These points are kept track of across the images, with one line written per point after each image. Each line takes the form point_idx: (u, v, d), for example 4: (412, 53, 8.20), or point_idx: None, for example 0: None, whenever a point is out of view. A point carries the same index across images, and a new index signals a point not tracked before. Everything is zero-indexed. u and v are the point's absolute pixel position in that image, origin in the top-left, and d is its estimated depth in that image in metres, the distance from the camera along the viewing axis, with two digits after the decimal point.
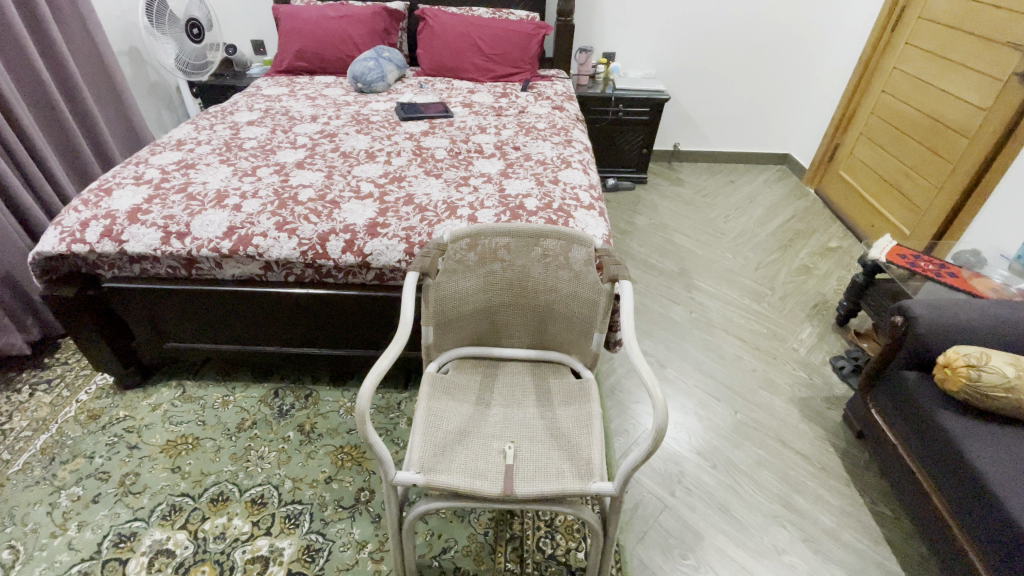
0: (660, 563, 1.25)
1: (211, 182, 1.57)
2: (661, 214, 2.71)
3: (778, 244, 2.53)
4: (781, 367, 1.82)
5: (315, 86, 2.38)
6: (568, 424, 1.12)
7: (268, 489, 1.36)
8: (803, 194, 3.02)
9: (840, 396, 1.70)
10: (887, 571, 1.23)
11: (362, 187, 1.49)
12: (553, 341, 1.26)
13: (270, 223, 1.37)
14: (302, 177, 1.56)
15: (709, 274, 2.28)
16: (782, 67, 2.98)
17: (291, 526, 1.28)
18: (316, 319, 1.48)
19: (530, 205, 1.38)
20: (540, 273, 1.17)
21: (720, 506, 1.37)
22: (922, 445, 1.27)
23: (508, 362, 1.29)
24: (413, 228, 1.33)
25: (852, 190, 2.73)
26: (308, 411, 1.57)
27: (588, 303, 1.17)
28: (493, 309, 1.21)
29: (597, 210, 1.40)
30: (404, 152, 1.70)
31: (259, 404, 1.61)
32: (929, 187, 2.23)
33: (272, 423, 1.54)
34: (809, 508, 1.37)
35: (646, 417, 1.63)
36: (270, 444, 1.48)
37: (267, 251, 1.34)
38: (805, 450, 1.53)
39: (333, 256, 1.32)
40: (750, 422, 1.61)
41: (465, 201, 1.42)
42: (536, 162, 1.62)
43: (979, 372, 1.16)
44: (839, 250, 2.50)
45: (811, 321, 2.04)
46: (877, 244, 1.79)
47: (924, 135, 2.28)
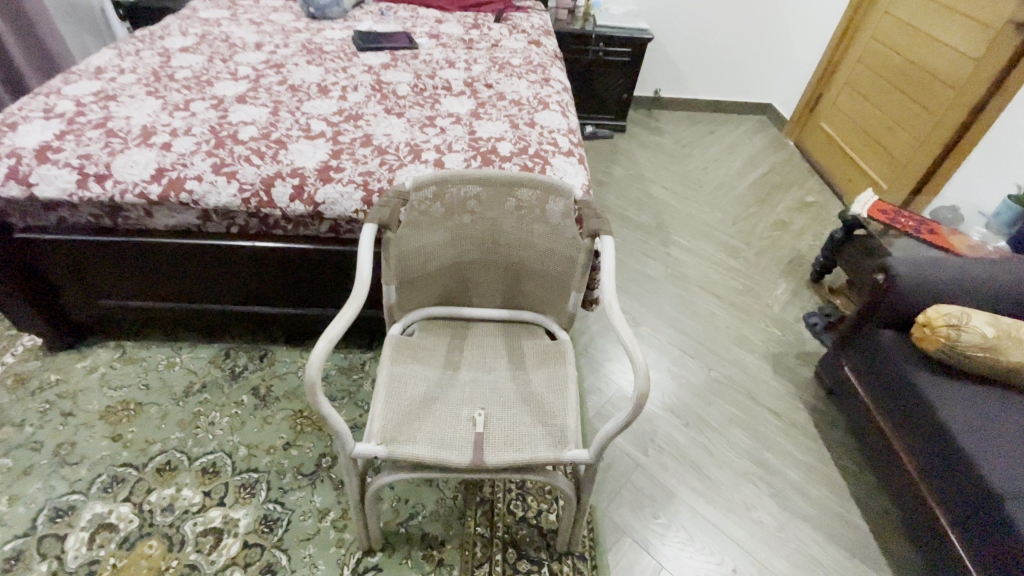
0: (632, 522, 1.23)
1: (135, 116, 1.37)
2: (640, 165, 2.60)
3: (756, 197, 2.46)
4: (756, 323, 1.79)
5: (260, 10, 2.10)
6: (542, 388, 1.05)
7: (220, 456, 1.27)
8: (783, 145, 2.95)
9: (812, 353, 1.70)
10: (849, 523, 1.26)
11: (313, 126, 1.32)
12: (526, 301, 1.17)
13: (205, 165, 1.21)
14: (243, 113, 1.37)
15: (686, 227, 2.21)
16: (770, 8, 2.81)
17: (246, 496, 1.20)
18: (265, 275, 1.35)
19: (503, 149, 1.25)
20: (513, 227, 1.07)
21: (691, 464, 1.36)
22: (895, 405, 1.27)
23: (477, 323, 1.20)
24: (371, 174, 1.18)
25: (832, 142, 2.66)
26: (262, 373, 1.46)
27: (565, 260, 1.08)
28: (462, 265, 1.11)
29: (576, 157, 1.28)
30: (361, 87, 1.51)
31: (208, 365, 1.48)
32: (911, 141, 2.18)
33: (223, 386, 1.43)
34: (778, 463, 1.37)
35: (619, 375, 1.59)
36: (222, 409, 1.38)
37: (203, 198, 1.18)
38: (776, 406, 1.52)
39: (280, 205, 1.18)
40: (723, 379, 1.59)
41: (430, 143, 1.27)
42: (510, 102, 1.47)
43: (958, 332, 1.15)
44: (816, 204, 2.46)
45: (786, 276, 2.01)
46: (859, 198, 1.74)
47: (910, 85, 2.21)
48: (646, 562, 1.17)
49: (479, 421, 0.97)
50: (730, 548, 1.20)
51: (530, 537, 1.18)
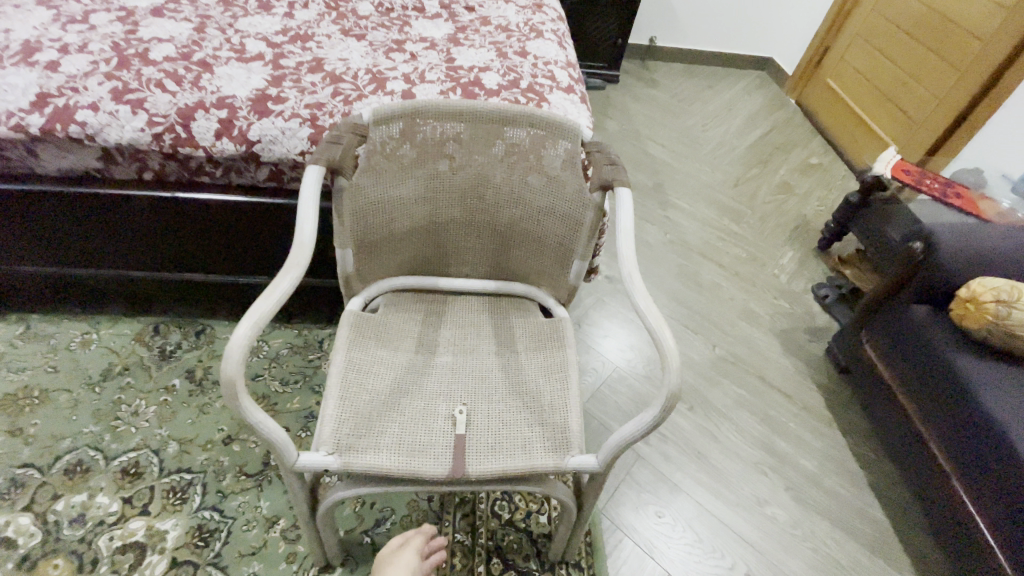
0: (633, 522, 1.08)
1: (15, 28, 1.05)
2: (635, 119, 2.36)
3: (758, 158, 2.28)
4: (762, 295, 1.64)
5: None
6: (537, 377, 0.86)
7: (145, 454, 1.06)
8: (783, 103, 2.75)
9: (822, 328, 1.56)
10: (869, 518, 1.14)
11: (249, 46, 1.05)
12: (517, 270, 0.96)
13: (103, 91, 0.93)
14: (158, 28, 1.08)
15: (685, 189, 2.01)
16: None
17: (176, 502, 1.00)
18: (195, 236, 1.10)
19: (488, 82, 1.01)
20: (502, 177, 0.85)
21: (697, 454, 1.21)
22: (925, 389, 1.13)
23: (456, 296, 0.99)
24: (321, 105, 0.94)
25: (837, 100, 2.47)
26: (199, 353, 1.23)
27: (566, 219, 0.87)
28: (438, 225, 0.89)
29: (578, 95, 1.05)
30: (313, 3, 1.23)
31: (133, 343, 1.23)
32: (928, 97, 2.02)
33: (150, 368, 1.19)
34: (791, 452, 1.24)
35: (615, 353, 1.42)
36: (148, 396, 1.14)
37: (100, 132, 0.91)
38: (786, 387, 1.38)
39: (202, 144, 0.92)
40: (729, 357, 1.43)
41: (398, 71, 1.02)
42: (496, 27, 1.21)
43: (1009, 309, 1.01)
44: (820, 167, 2.29)
45: (792, 244, 1.85)
46: (881, 157, 1.58)
47: (929, 35, 2.02)
48: (650, 569, 1.02)
49: (461, 420, 0.78)
50: (741, 550, 1.07)
51: (518, 543, 1.02)
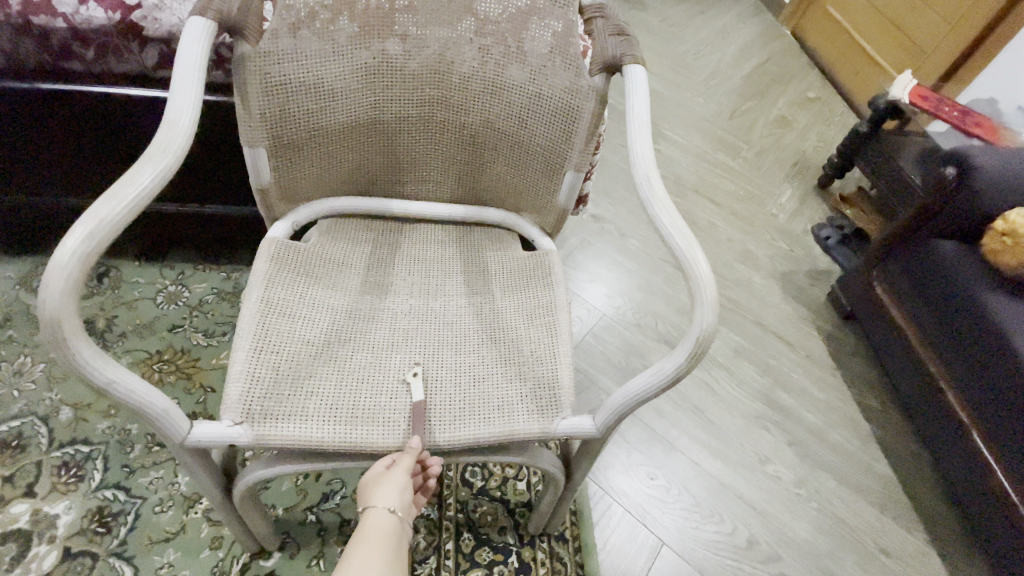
0: (623, 486, 0.95)
1: None
2: None
3: (754, 89, 2.08)
4: (760, 236, 1.49)
5: None
6: (517, 323, 0.68)
7: (30, 423, 0.85)
8: (778, 33, 2.52)
9: (824, 272, 1.43)
10: (875, 474, 1.05)
11: None
12: (492, 190, 0.77)
13: None
14: None
15: (676, 121, 1.81)
16: None
17: (70, 480, 0.80)
18: (74, 146, 0.84)
19: None
20: (473, 59, 0.64)
21: (693, 408, 1.08)
22: (946, 334, 1.02)
23: (415, 224, 0.79)
24: None
25: (835, 27, 2.27)
26: (101, 300, 1.00)
27: (555, 117, 0.66)
28: (387, 124, 0.68)
29: None
30: None
31: (15, 288, 0.99)
32: (939, 19, 1.84)
33: (38, 319, 0.96)
34: (794, 404, 1.12)
35: (601, 299, 1.26)
36: (34, 352, 0.92)
37: None
38: (787, 335, 1.26)
39: (62, 11, 0.70)
40: (726, 303, 1.30)
41: None
42: None
43: None
44: (818, 101, 2.12)
45: (791, 182, 1.69)
46: (898, 81, 1.42)
47: None
48: (643, 537, 0.91)
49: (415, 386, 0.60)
50: (742, 512, 0.96)
51: (492, 516, 0.88)
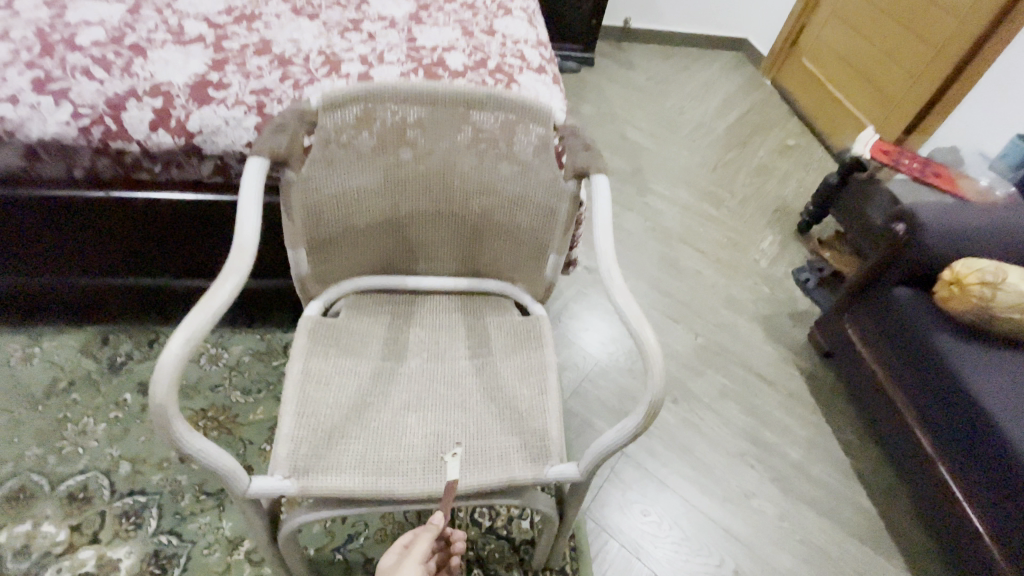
0: (618, 523, 1.05)
1: None
2: (611, 103, 2.30)
3: (736, 140, 2.23)
4: (743, 281, 1.61)
5: None
6: (513, 382, 0.80)
7: (94, 476, 0.97)
8: (759, 84, 2.71)
9: (804, 313, 1.54)
10: (855, 506, 1.13)
11: (187, 27, 0.96)
12: (490, 266, 0.90)
13: (23, 82, 0.85)
14: (86, 13, 0.99)
15: (664, 174, 1.96)
16: None
17: (129, 528, 0.92)
18: (139, 237, 1.00)
19: (453, 63, 0.93)
20: (471, 167, 0.79)
21: (683, 448, 1.18)
22: (911, 372, 1.12)
23: (425, 295, 0.92)
24: (267, 90, 0.85)
25: (811, 79, 2.45)
26: (151, 364, 1.14)
27: (540, 209, 0.81)
28: (403, 220, 0.83)
29: (551, 76, 0.98)
30: None
31: (78, 356, 1.13)
32: (903, 75, 2.00)
33: (98, 382, 1.10)
34: (777, 441, 1.22)
35: (596, 346, 1.37)
36: (96, 412, 1.05)
37: (20, 128, 0.83)
38: (769, 375, 1.36)
39: (136, 137, 0.83)
40: (713, 347, 1.40)
41: (353, 52, 0.93)
42: (461, 4, 1.14)
43: (994, 291, 0.99)
44: (798, 149, 2.27)
45: (772, 228, 1.82)
46: (861, 137, 1.55)
47: (903, 9, 2.00)
48: (637, 570, 0.99)
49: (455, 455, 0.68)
50: (729, 545, 1.04)
51: (499, 552, 0.98)
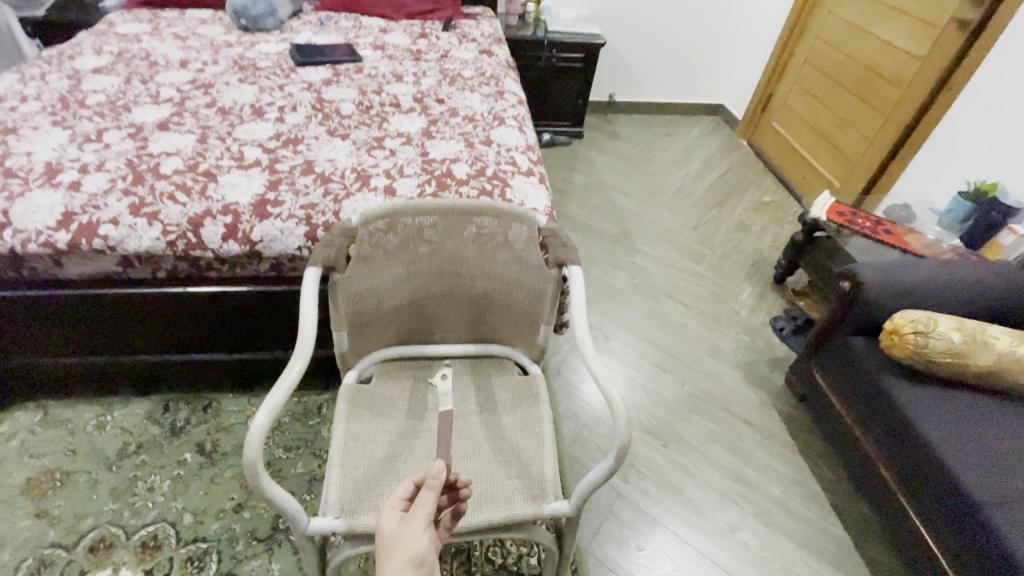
0: (616, 558, 1.18)
1: (37, 151, 1.17)
2: (600, 171, 2.56)
3: (715, 199, 2.46)
4: (724, 331, 1.78)
5: (187, 23, 1.93)
6: (516, 434, 0.97)
7: (162, 527, 1.13)
8: (736, 145, 2.97)
9: (781, 359, 1.70)
10: (832, 537, 1.25)
11: (247, 153, 1.20)
12: (493, 334, 1.09)
13: (121, 206, 1.06)
14: (165, 142, 1.22)
15: (650, 235, 2.18)
16: (718, 10, 2.82)
17: (194, 571, 1.07)
18: (204, 321, 1.21)
19: (459, 172, 1.19)
20: (474, 256, 0.98)
21: (673, 487, 1.32)
22: (868, 412, 1.27)
23: (441, 361, 1.11)
24: (314, 205, 1.08)
25: (783, 141, 2.71)
26: (207, 427, 1.32)
27: (532, 289, 1.01)
28: (422, 302, 1.03)
29: (537, 176, 1.23)
30: (302, 106, 1.40)
31: (144, 422, 1.32)
32: (860, 139, 2.23)
33: (162, 445, 1.28)
34: (759, 479, 1.35)
35: (593, 397, 1.54)
36: (162, 471, 1.23)
37: (120, 243, 1.03)
38: (751, 418, 1.51)
39: (211, 247, 1.05)
40: (698, 394, 1.56)
41: (380, 168, 1.18)
42: (464, 118, 1.41)
43: (927, 338, 1.15)
44: (773, 204, 2.49)
45: (750, 280, 2.01)
46: (817, 201, 1.77)
47: (858, 84, 2.25)
48: None
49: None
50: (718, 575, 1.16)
51: None
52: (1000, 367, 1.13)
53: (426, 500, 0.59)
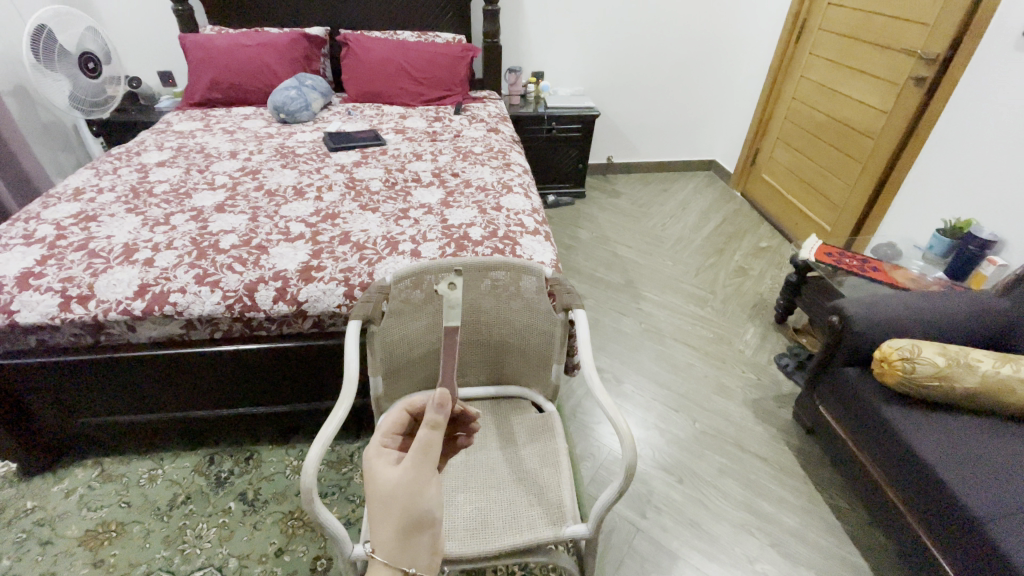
0: None
1: (116, 235, 1.37)
2: (602, 227, 2.74)
3: (714, 247, 2.61)
4: (731, 370, 1.86)
5: (233, 119, 2.22)
6: (535, 465, 1.07)
7: (209, 572, 1.22)
8: (730, 196, 3.16)
9: (788, 395, 1.77)
10: (850, 565, 1.27)
11: (292, 228, 1.39)
12: (510, 376, 1.22)
13: (188, 277, 1.23)
14: (223, 222, 1.42)
15: (653, 283, 2.32)
16: (701, 79, 3.12)
17: None
18: (252, 376, 1.35)
19: (474, 235, 1.36)
20: (491, 306, 1.12)
21: (690, 521, 1.37)
22: (869, 438, 1.32)
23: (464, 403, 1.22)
24: (351, 269, 1.25)
25: (774, 190, 2.89)
26: (249, 477, 1.43)
27: (543, 333, 1.14)
28: None
29: (542, 235, 1.39)
30: (336, 186, 1.62)
31: (193, 474, 1.43)
32: (843, 185, 2.39)
33: (209, 495, 1.38)
34: (774, 511, 1.39)
35: (608, 437, 1.61)
36: (209, 519, 1.33)
37: (186, 309, 1.20)
38: (762, 452, 1.56)
39: (263, 308, 1.21)
40: (709, 431, 1.62)
41: (406, 235, 1.37)
42: (477, 188, 1.61)
43: (913, 364, 1.23)
44: (770, 249, 2.62)
45: (753, 321, 2.11)
46: (806, 244, 1.90)
47: (835, 136, 2.42)
48: None
49: (456, 302, 0.76)
50: None
51: None
52: (986, 388, 1.21)
53: (429, 443, 0.52)
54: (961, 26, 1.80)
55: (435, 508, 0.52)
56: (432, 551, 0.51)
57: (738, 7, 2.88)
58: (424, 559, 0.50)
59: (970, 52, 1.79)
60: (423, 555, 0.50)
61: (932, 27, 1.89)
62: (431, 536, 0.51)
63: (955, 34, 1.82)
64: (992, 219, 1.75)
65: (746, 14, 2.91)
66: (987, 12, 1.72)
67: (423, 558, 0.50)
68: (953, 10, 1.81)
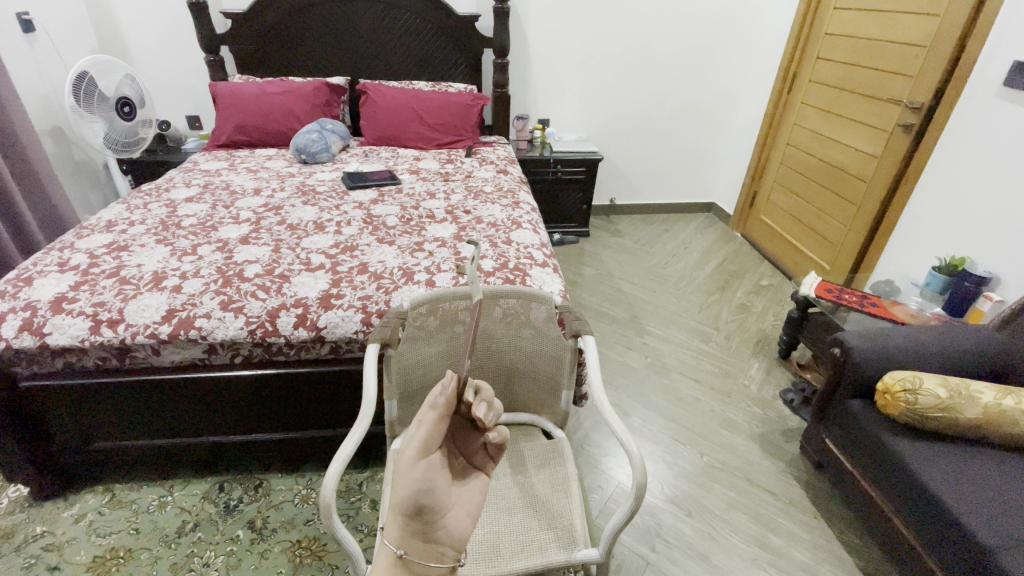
0: None
1: (146, 263, 1.44)
2: (606, 264, 2.81)
3: (716, 284, 2.67)
4: (737, 404, 1.88)
5: (257, 159, 2.35)
6: (546, 491, 1.08)
7: None
8: (730, 237, 3.25)
9: (794, 429, 1.78)
10: None
11: (313, 259, 1.46)
12: (521, 403, 1.25)
13: (213, 303, 1.29)
14: (247, 253, 1.50)
15: (657, 318, 2.36)
16: (700, 126, 3.26)
17: None
18: (268, 400, 1.38)
19: (486, 265, 1.42)
20: (503, 333, 1.16)
21: (701, 556, 1.35)
22: (876, 470, 1.32)
23: None
24: (369, 297, 1.31)
25: (773, 232, 2.97)
26: (258, 504, 1.43)
27: (553, 360, 1.18)
28: None
29: (551, 267, 1.46)
30: (355, 221, 1.70)
31: (201, 502, 1.44)
32: (839, 226, 2.47)
33: (217, 522, 1.38)
34: (784, 546, 1.38)
35: (617, 470, 1.61)
36: (217, 547, 1.32)
37: (210, 333, 1.25)
38: (770, 486, 1.57)
39: (284, 333, 1.26)
40: (717, 464, 1.63)
41: (421, 266, 1.43)
42: (488, 224, 1.69)
43: (915, 396, 1.25)
44: (770, 288, 2.68)
45: (757, 356, 2.14)
46: (806, 281, 1.96)
47: (829, 180, 2.53)
48: None
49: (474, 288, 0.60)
50: None
51: None
52: (988, 420, 1.23)
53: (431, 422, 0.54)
54: (943, 77, 1.93)
55: (428, 490, 0.51)
56: (427, 539, 0.50)
57: (732, 60, 3.07)
58: (416, 544, 0.50)
59: (952, 101, 1.90)
60: (415, 541, 0.50)
61: (916, 79, 2.03)
62: (424, 523, 0.51)
63: (936, 86, 1.95)
64: (985, 257, 1.81)
65: (741, 68, 3.10)
66: (965, 64, 1.85)
67: (416, 544, 0.50)
68: (935, 63, 1.95)
